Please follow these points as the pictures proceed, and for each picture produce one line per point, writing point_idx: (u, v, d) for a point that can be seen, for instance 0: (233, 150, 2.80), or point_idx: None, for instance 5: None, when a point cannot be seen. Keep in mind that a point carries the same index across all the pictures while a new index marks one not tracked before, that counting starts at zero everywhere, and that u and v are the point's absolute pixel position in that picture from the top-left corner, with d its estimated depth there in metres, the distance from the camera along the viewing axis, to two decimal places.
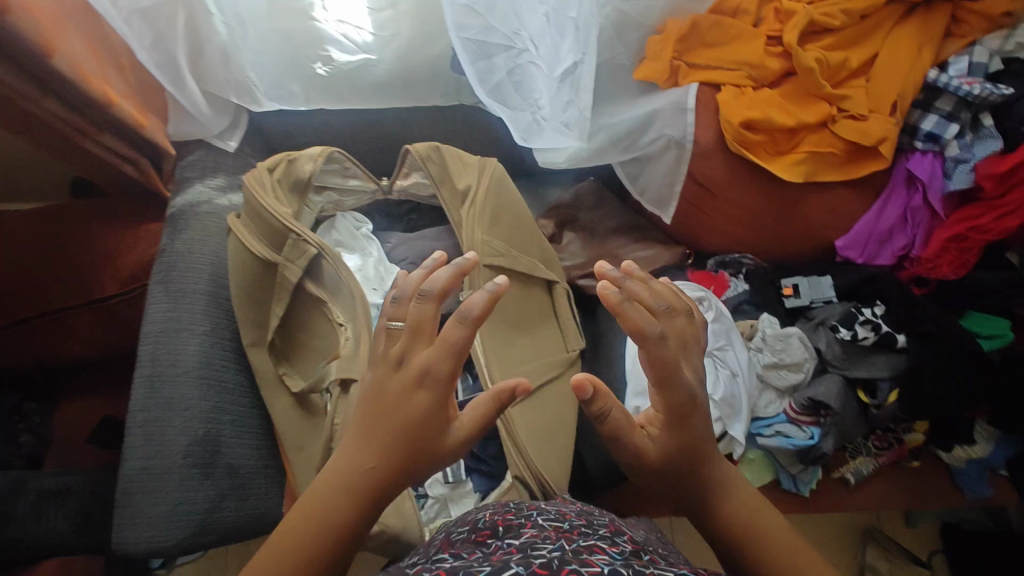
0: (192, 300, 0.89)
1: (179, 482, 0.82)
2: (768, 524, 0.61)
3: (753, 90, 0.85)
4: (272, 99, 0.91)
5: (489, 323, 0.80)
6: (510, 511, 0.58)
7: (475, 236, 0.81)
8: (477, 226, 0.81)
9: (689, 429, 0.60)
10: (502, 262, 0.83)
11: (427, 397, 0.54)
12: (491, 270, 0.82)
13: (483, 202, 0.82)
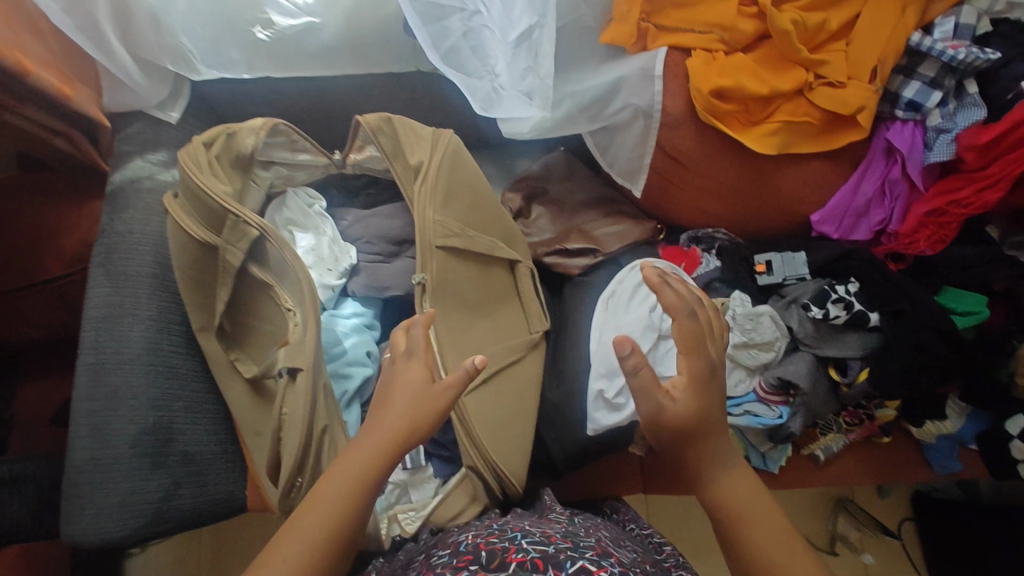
0: (135, 283, 0.84)
1: (129, 471, 0.80)
2: (757, 515, 0.57)
3: (725, 55, 0.79)
4: (211, 66, 0.85)
5: (443, 309, 0.78)
6: (493, 534, 0.57)
7: (426, 214, 0.77)
8: (428, 204, 0.77)
9: (706, 396, 0.60)
10: (457, 242, 0.79)
11: (419, 362, 0.60)
12: (445, 252, 0.79)
13: (435, 178, 0.79)
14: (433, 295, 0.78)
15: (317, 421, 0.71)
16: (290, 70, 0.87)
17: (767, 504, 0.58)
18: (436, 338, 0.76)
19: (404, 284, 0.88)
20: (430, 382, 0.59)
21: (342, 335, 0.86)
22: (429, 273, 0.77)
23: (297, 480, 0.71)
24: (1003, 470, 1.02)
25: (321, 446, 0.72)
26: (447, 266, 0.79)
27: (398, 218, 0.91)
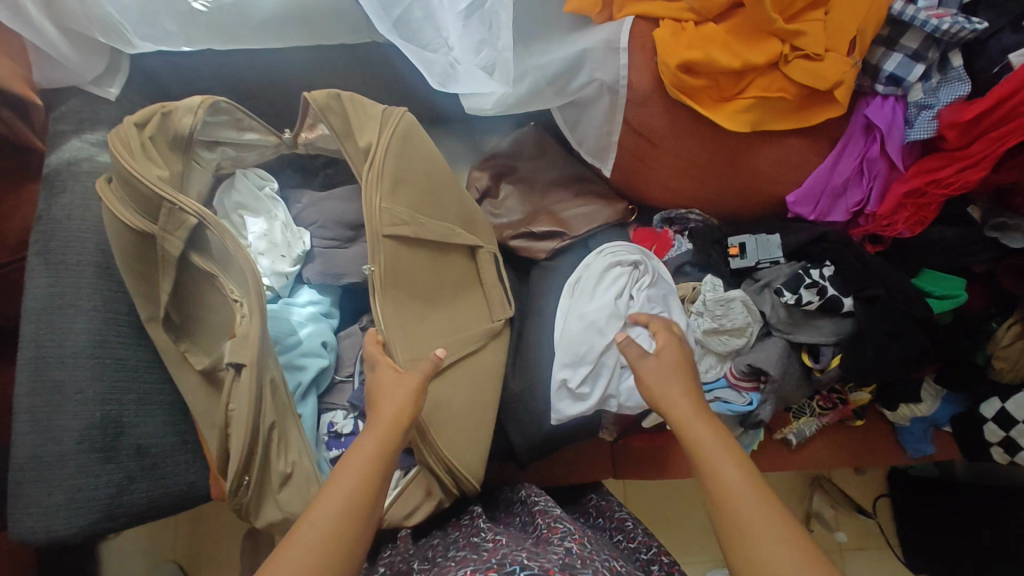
0: (76, 272, 0.81)
1: (76, 468, 0.78)
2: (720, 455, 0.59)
3: (694, 25, 0.74)
4: (144, 39, 0.80)
5: (393, 297, 0.74)
6: (493, 569, 0.54)
7: (375, 200, 0.72)
8: (377, 188, 0.72)
9: (651, 374, 0.69)
10: (407, 230, 0.75)
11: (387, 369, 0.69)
12: (395, 240, 0.74)
13: (385, 161, 0.74)
14: (383, 286, 0.73)
15: (263, 418, 0.69)
16: (235, 42, 0.81)
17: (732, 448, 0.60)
18: (384, 327, 0.72)
19: (361, 271, 0.85)
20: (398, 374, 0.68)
21: (296, 325, 0.83)
22: (379, 264, 0.73)
23: (243, 478, 0.69)
24: (976, 452, 1.02)
25: (270, 442, 0.70)
26: (398, 253, 0.74)
27: (354, 201, 0.86)
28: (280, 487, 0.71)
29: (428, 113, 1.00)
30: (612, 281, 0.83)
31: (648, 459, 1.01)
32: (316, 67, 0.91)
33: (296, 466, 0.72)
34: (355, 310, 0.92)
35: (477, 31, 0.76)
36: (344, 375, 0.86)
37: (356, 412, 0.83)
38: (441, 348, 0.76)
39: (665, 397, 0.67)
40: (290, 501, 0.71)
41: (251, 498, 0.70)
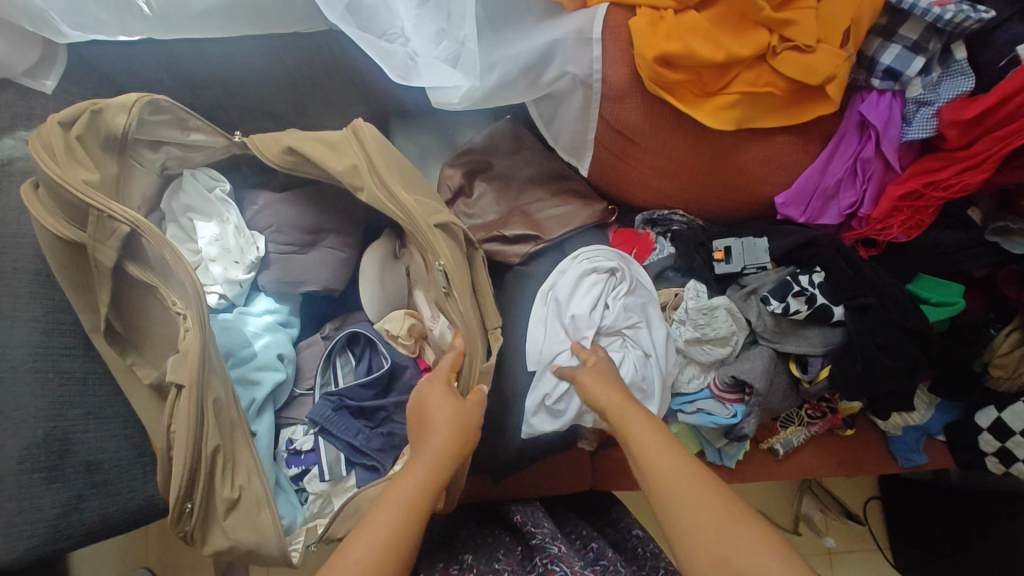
0: (12, 281, 0.75)
1: (18, 488, 0.73)
2: (654, 448, 0.58)
3: (674, 14, 0.68)
4: (75, 27, 0.74)
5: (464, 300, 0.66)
6: None
7: (403, 194, 0.65)
8: (399, 183, 0.66)
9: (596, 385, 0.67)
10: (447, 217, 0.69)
11: (444, 395, 0.63)
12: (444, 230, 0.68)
13: (387, 165, 0.66)
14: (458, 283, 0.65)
15: (206, 442, 0.64)
16: (177, 32, 0.75)
17: (665, 439, 0.59)
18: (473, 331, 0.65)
19: (319, 279, 0.80)
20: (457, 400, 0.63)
21: (252, 336, 0.78)
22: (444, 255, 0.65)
23: (187, 504, 0.64)
24: (970, 462, 0.98)
25: (215, 467, 0.65)
26: (453, 244, 0.68)
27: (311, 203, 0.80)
28: (226, 514, 0.66)
29: (396, 104, 0.94)
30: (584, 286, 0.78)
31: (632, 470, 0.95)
32: (271, 56, 0.84)
33: (244, 491, 0.67)
34: (318, 319, 0.88)
35: (433, 22, 0.74)
36: (304, 388, 0.82)
37: (315, 428, 0.78)
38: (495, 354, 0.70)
39: (607, 400, 0.65)
40: (239, 527, 0.66)
41: (195, 525, 0.66)
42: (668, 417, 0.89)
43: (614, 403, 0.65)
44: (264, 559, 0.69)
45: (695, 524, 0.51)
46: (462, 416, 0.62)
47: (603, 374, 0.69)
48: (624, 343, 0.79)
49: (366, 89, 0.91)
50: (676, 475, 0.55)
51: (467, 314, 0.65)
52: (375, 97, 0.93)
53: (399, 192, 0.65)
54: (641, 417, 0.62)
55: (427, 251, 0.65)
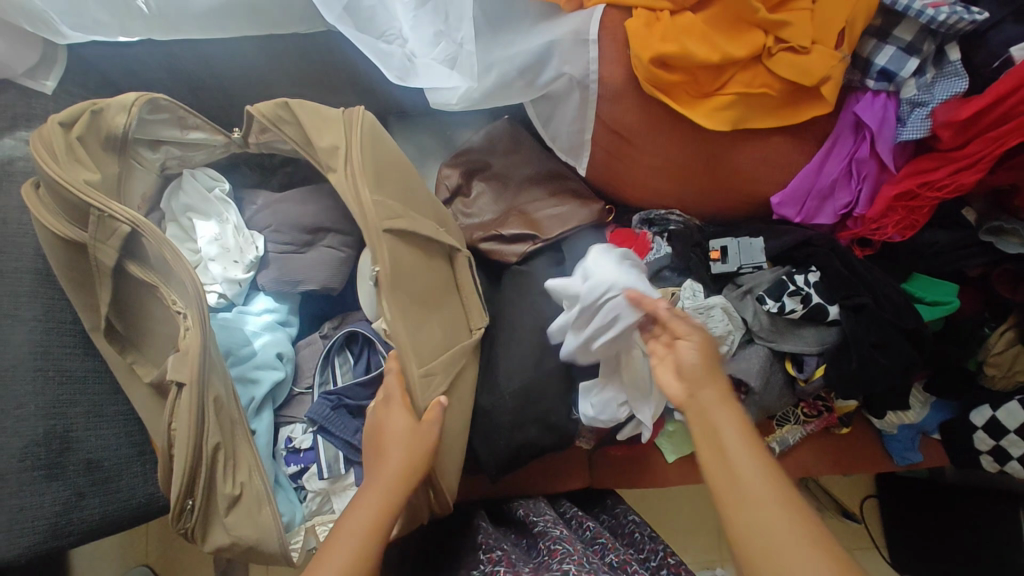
0: (14, 280, 0.76)
1: (19, 486, 0.74)
2: (750, 458, 0.53)
3: (670, 15, 0.68)
4: (75, 28, 0.75)
5: (399, 303, 0.66)
6: None
7: (365, 194, 0.65)
8: (362, 183, 0.66)
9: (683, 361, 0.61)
10: (403, 224, 0.69)
11: (400, 416, 0.63)
12: (393, 236, 0.68)
13: (363, 161, 0.67)
14: (391, 287, 0.66)
15: (206, 440, 0.64)
16: (175, 33, 0.76)
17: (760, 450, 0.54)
18: (396, 334, 0.64)
19: (319, 279, 0.80)
20: (412, 422, 0.63)
21: (251, 335, 0.79)
22: (383, 263, 0.65)
23: (187, 502, 0.65)
24: (965, 460, 0.98)
25: (215, 465, 0.66)
26: (399, 255, 0.68)
27: (309, 203, 0.81)
28: (227, 511, 0.67)
29: (395, 104, 0.94)
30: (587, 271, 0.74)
31: (629, 467, 0.95)
32: (270, 57, 0.85)
33: (245, 488, 0.68)
34: (318, 317, 0.88)
35: (430, 24, 0.75)
36: (303, 387, 0.82)
37: (314, 426, 0.78)
38: (439, 360, 0.70)
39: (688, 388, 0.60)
40: (239, 523, 0.67)
41: (196, 522, 0.66)
42: (665, 415, 0.91)
43: (707, 389, 0.59)
44: (264, 556, 0.70)
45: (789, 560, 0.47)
46: (415, 443, 0.62)
47: (699, 350, 0.61)
48: None
49: (364, 89, 0.91)
50: (773, 498, 0.50)
51: (394, 322, 0.65)
52: (374, 97, 0.93)
53: (353, 194, 0.65)
54: (736, 418, 0.56)
55: (370, 252, 0.66)
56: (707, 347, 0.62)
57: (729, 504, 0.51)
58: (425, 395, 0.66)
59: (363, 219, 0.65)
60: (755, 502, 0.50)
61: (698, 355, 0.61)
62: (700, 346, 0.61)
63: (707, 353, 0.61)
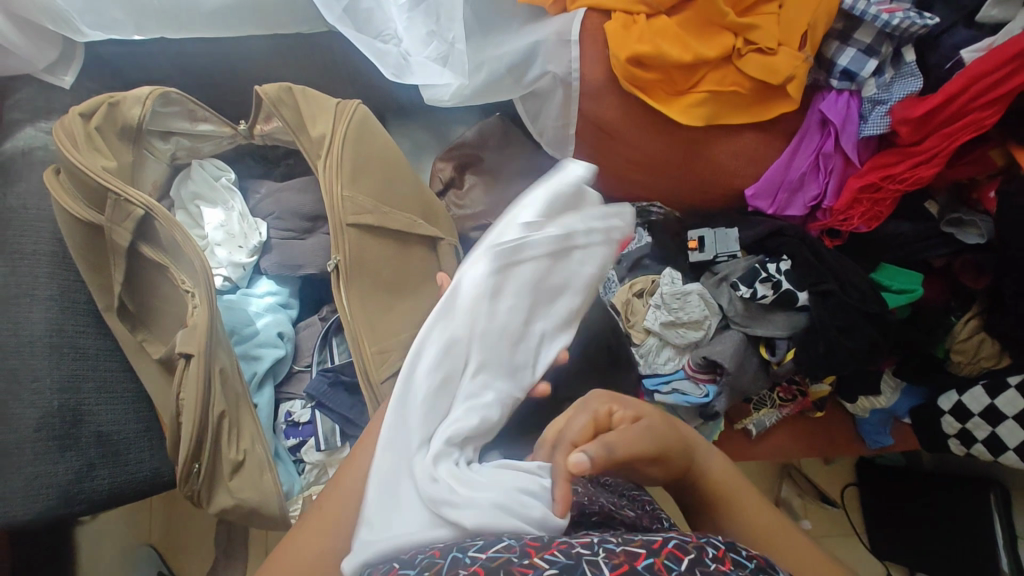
0: (32, 262, 0.81)
1: (33, 455, 0.78)
2: (739, 492, 0.57)
3: (646, 18, 0.73)
4: (94, 28, 0.80)
5: (358, 289, 0.74)
6: None
7: (335, 190, 0.72)
8: (335, 177, 0.72)
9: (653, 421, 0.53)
10: (371, 219, 0.75)
11: None
12: (360, 229, 0.74)
13: (342, 154, 0.73)
14: (349, 276, 0.73)
15: (212, 407, 0.69)
16: (185, 31, 0.81)
17: (729, 467, 0.60)
18: (349, 319, 0.72)
19: (318, 262, 0.85)
20: None
21: (254, 316, 0.83)
22: (343, 254, 0.73)
23: (194, 466, 0.70)
24: (933, 443, 1.03)
25: (220, 431, 0.71)
26: (362, 248, 0.75)
27: (309, 192, 0.86)
28: (231, 475, 0.72)
29: (391, 101, 0.99)
30: (529, 370, 0.54)
31: None
32: (275, 55, 0.90)
33: (248, 455, 0.73)
34: (316, 301, 0.93)
35: (422, 24, 0.78)
36: (302, 365, 0.87)
37: (312, 402, 0.82)
38: (402, 340, 0.75)
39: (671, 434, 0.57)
40: (242, 488, 0.72)
41: (202, 486, 0.71)
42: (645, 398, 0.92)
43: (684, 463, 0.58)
44: (264, 518, 0.75)
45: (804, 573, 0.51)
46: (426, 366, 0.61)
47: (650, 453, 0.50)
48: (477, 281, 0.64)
49: (364, 86, 0.96)
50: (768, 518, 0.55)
51: (350, 312, 0.73)
52: (372, 95, 0.98)
53: (326, 189, 0.72)
54: (712, 454, 0.60)
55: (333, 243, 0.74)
56: (658, 427, 0.52)
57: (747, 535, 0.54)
58: (379, 373, 0.72)
59: (326, 212, 0.72)
60: (771, 535, 0.54)
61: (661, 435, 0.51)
62: (631, 454, 0.48)
63: (667, 433, 0.52)
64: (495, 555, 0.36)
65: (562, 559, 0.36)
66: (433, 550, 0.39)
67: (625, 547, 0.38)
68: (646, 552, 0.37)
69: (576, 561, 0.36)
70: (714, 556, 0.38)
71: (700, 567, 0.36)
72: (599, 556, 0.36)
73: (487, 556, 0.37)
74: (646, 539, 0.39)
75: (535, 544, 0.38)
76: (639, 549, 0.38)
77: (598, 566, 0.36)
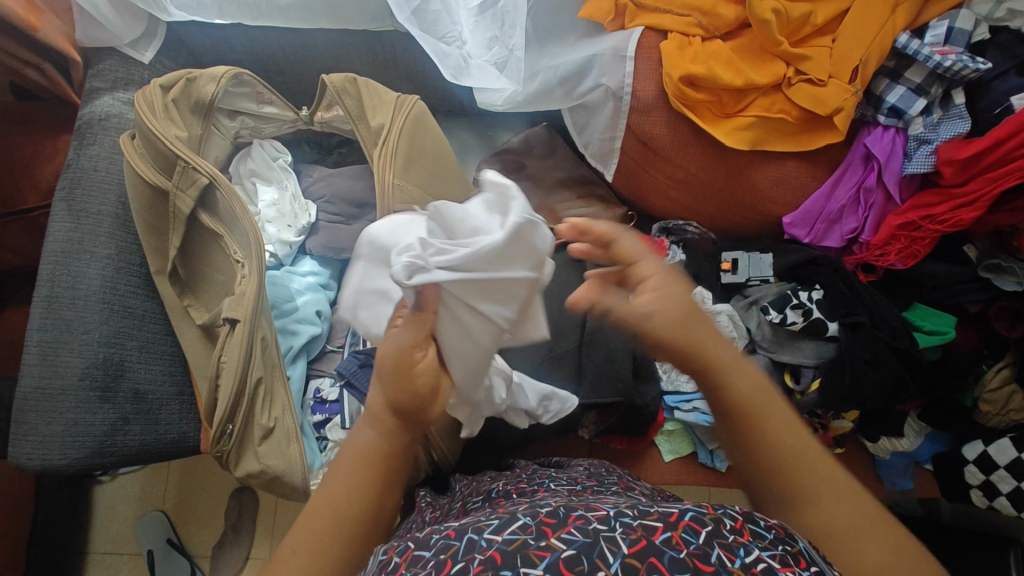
0: (96, 220, 0.85)
1: (75, 403, 0.81)
2: (772, 414, 0.46)
3: (701, 40, 0.77)
4: (179, 8, 0.86)
5: None
6: (522, 481, 0.67)
7: (386, 177, 0.75)
8: (389, 165, 0.75)
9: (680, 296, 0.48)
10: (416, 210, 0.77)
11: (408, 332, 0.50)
12: None
13: (398, 143, 0.76)
14: None
15: (250, 372, 0.72)
16: (263, 19, 0.86)
17: (762, 378, 0.47)
18: None
19: None
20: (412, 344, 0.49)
21: (295, 293, 0.86)
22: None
23: (228, 427, 0.73)
24: (955, 492, 1.00)
25: (256, 397, 0.74)
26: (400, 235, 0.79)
27: (360, 180, 0.90)
28: (261, 440, 0.75)
29: (444, 101, 1.03)
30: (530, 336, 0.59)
31: (626, 459, 1.00)
32: (341, 49, 0.95)
33: (278, 423, 0.76)
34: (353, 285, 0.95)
35: (488, 28, 0.82)
36: (336, 345, 0.89)
37: (340, 381, 0.84)
38: None
39: (710, 346, 0.47)
40: (268, 454, 0.75)
41: (232, 447, 0.74)
42: (664, 413, 0.96)
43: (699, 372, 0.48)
44: (285, 487, 0.77)
45: (834, 520, 0.42)
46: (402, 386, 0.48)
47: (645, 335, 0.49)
48: (430, 252, 0.50)
49: (419, 85, 1.01)
50: (804, 446, 0.45)
51: None
52: (429, 93, 1.02)
53: (378, 175, 0.76)
54: (746, 366, 0.47)
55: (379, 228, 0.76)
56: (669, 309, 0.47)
57: (783, 465, 0.44)
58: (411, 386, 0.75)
59: (374, 198, 0.75)
60: (804, 475, 0.44)
61: (673, 320, 0.48)
62: (659, 332, 0.47)
63: (680, 322, 0.48)
64: (513, 538, 0.40)
65: (579, 538, 0.39)
66: (452, 531, 0.43)
67: (642, 521, 0.41)
68: (662, 526, 0.40)
69: (594, 538, 0.39)
70: (731, 527, 0.40)
71: (717, 540, 0.39)
72: (616, 532, 0.39)
73: (504, 539, 0.40)
74: (663, 512, 0.41)
75: (551, 522, 0.41)
76: (655, 522, 0.40)
77: (615, 543, 0.39)
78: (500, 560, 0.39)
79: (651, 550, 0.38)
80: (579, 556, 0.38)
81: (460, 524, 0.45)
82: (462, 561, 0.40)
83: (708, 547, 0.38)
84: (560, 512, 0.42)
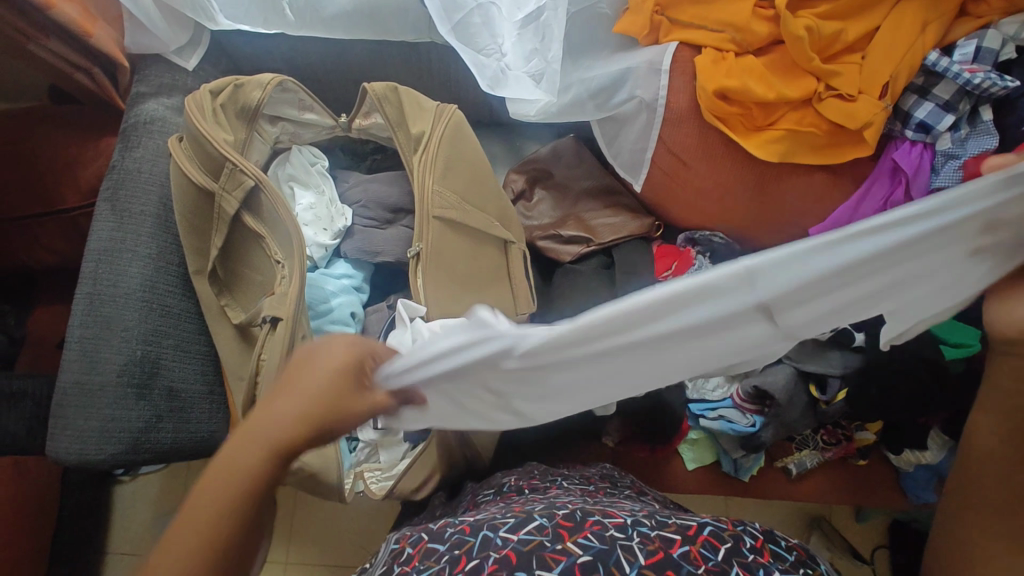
0: (137, 220, 0.87)
1: (113, 399, 0.82)
2: None
3: (735, 56, 0.79)
4: (227, 17, 0.89)
5: (434, 273, 0.77)
6: (534, 477, 0.68)
7: (426, 183, 0.77)
8: (430, 172, 0.78)
9: None
10: (454, 215, 0.79)
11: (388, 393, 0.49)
12: (443, 223, 0.79)
13: (439, 150, 0.79)
14: (427, 262, 0.77)
15: None
16: (306, 29, 0.89)
17: None
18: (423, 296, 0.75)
19: (396, 252, 0.90)
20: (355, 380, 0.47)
21: (330, 295, 0.88)
22: (424, 243, 0.77)
23: None
24: None
25: None
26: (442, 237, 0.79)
27: (396, 186, 0.92)
28: None
29: (476, 110, 1.06)
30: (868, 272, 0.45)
31: (646, 468, 1.00)
32: (377, 59, 0.98)
33: None
34: (384, 289, 0.97)
35: (528, 41, 0.85)
36: None
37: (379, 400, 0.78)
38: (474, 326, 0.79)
39: None
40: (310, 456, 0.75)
41: None
42: (689, 421, 0.97)
43: None
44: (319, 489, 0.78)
45: None
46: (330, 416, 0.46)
47: None
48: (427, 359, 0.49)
49: (451, 94, 1.03)
50: None
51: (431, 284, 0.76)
52: (459, 102, 1.04)
53: (419, 181, 0.78)
54: None
55: (416, 231, 0.78)
56: None
57: None
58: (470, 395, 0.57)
59: (414, 202, 0.77)
60: None
61: None
62: None
63: None
64: (529, 539, 0.45)
65: (596, 544, 0.44)
66: (468, 526, 0.49)
67: (659, 533, 0.46)
68: (680, 540, 0.45)
69: (611, 545, 0.44)
70: (751, 547, 0.46)
71: (736, 559, 0.45)
72: (633, 542, 0.45)
73: (519, 538, 0.45)
74: (682, 525, 0.47)
75: (567, 525, 0.46)
76: (674, 536, 0.46)
77: (633, 553, 0.44)
78: (516, 560, 0.44)
79: (668, 563, 0.43)
80: (596, 562, 0.43)
81: (476, 520, 0.50)
82: (477, 558, 0.45)
83: (727, 565, 0.44)
84: (577, 516, 0.47)
